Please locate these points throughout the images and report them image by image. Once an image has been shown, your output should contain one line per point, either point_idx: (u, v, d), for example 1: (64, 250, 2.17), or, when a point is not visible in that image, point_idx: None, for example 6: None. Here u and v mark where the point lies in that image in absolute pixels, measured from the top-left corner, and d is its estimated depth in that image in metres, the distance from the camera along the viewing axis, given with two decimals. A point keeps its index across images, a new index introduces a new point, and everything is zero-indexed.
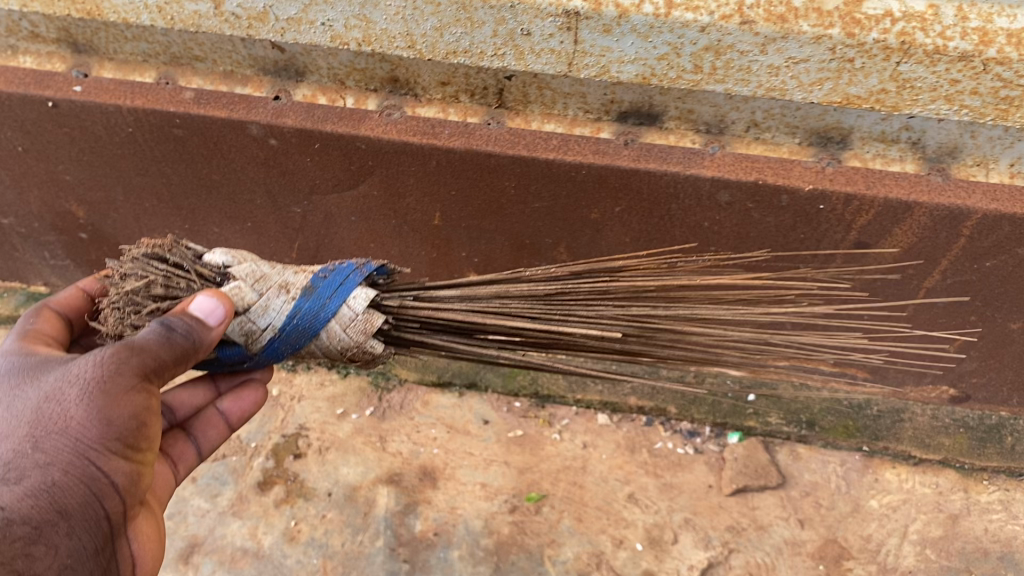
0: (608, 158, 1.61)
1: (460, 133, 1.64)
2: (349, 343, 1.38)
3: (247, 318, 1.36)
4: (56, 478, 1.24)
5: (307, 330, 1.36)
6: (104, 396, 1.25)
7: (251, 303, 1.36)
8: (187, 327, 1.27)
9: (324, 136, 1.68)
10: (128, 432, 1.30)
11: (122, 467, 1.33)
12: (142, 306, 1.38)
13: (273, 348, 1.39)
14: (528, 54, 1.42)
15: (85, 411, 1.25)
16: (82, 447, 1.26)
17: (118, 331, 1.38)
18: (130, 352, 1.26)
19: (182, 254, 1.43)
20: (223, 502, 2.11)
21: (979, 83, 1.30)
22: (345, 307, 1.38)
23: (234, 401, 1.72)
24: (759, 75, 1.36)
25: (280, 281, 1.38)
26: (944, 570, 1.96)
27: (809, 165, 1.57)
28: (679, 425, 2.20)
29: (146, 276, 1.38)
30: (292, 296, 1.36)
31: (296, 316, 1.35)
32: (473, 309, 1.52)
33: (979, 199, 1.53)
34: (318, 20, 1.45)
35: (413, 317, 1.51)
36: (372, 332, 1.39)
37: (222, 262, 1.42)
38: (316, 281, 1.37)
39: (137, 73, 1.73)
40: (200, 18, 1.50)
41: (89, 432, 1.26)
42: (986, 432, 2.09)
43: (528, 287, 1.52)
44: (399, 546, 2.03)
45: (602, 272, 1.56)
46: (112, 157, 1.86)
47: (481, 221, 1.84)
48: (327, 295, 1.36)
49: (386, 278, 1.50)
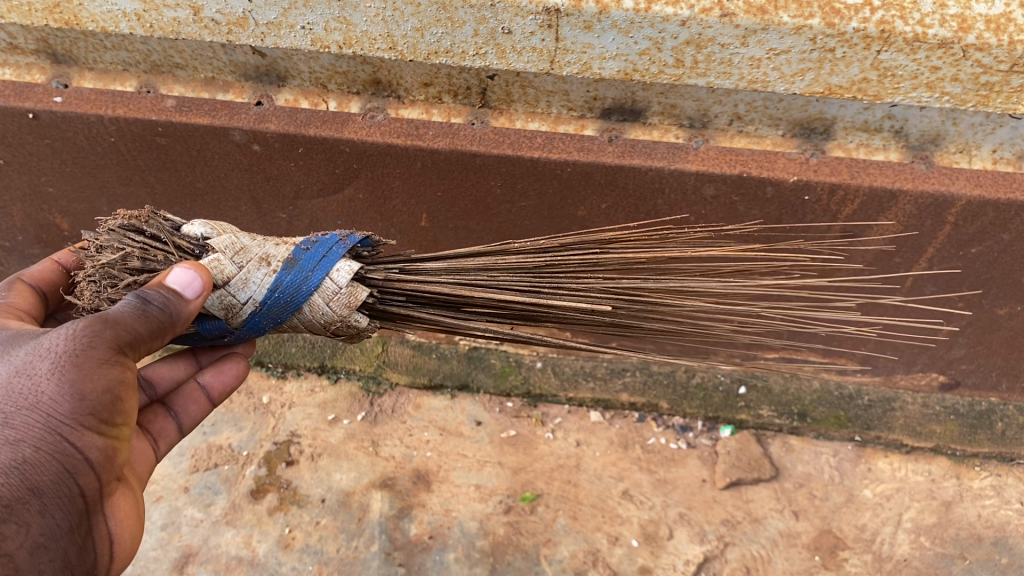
0: (592, 155, 1.61)
1: (444, 133, 1.64)
2: (333, 317, 1.40)
3: (226, 292, 1.36)
4: (27, 455, 1.22)
5: (289, 303, 1.36)
6: (76, 369, 1.24)
7: (231, 276, 1.36)
8: (163, 300, 1.27)
9: (308, 140, 1.68)
10: (102, 407, 1.29)
11: (96, 443, 1.30)
12: (118, 279, 1.37)
13: (255, 322, 1.39)
14: (509, 53, 1.42)
15: (56, 385, 1.24)
16: (54, 423, 1.24)
17: (95, 305, 1.37)
18: (104, 324, 1.25)
19: (159, 226, 1.42)
20: (216, 511, 2.09)
21: (959, 70, 1.31)
22: (327, 281, 1.38)
23: (216, 376, 1.72)
24: (740, 68, 1.37)
25: (260, 253, 1.37)
26: (939, 556, 1.97)
27: (793, 157, 1.58)
28: (671, 420, 2.20)
29: (123, 248, 1.37)
30: (273, 269, 1.35)
31: (277, 289, 1.35)
32: (460, 282, 1.51)
33: (963, 185, 1.54)
34: (298, 24, 1.45)
35: (399, 292, 1.51)
36: (355, 306, 1.41)
37: (201, 234, 1.42)
38: (298, 253, 1.37)
39: (117, 82, 1.72)
40: (179, 25, 1.49)
41: (61, 407, 1.24)
42: (976, 418, 2.09)
43: (518, 260, 1.52)
44: (395, 550, 2.02)
45: (593, 244, 1.56)
46: (95, 168, 1.85)
47: (469, 222, 1.84)
48: (309, 268, 1.36)
49: (370, 250, 1.50)
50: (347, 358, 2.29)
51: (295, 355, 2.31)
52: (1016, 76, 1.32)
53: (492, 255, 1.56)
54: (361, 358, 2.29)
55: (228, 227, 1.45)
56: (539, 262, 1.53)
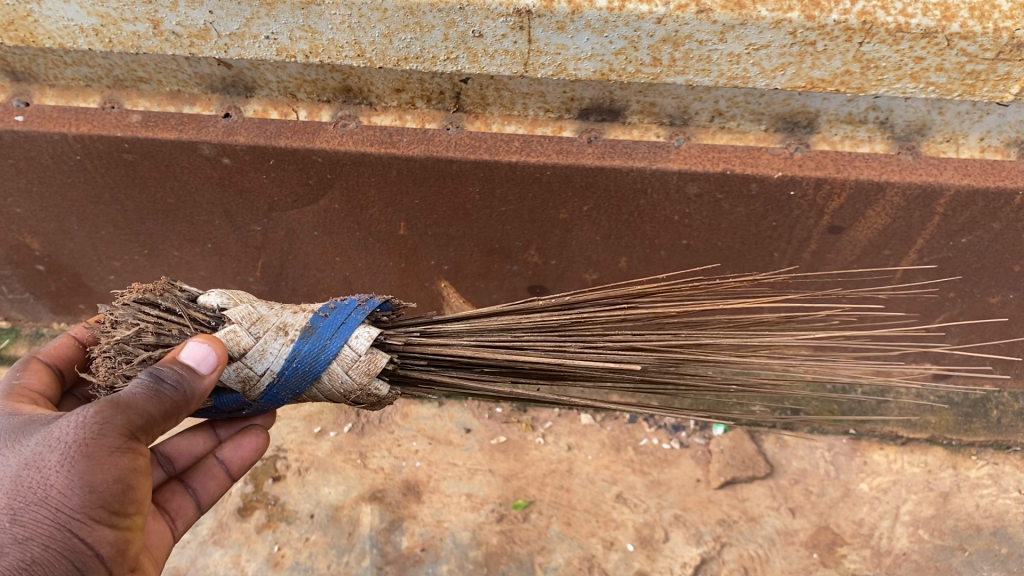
0: (572, 157, 1.56)
1: (419, 140, 1.59)
2: (352, 385, 1.36)
3: (243, 364, 1.32)
4: (35, 555, 1.16)
5: (308, 373, 1.33)
6: (86, 461, 1.20)
7: (248, 347, 1.32)
8: (177, 376, 1.23)
9: (279, 151, 1.62)
10: (112, 497, 1.23)
11: (107, 537, 1.24)
12: (133, 356, 1.33)
13: (273, 394, 1.35)
14: (482, 57, 1.38)
15: (65, 477, 1.19)
16: (63, 518, 1.19)
17: (110, 381, 1.34)
18: (116, 409, 1.22)
19: (175, 298, 1.37)
20: (203, 531, 2.05)
21: (944, 59, 1.27)
22: (346, 348, 1.34)
23: (234, 450, 1.67)
24: (719, 64, 1.33)
25: (278, 322, 1.33)
26: (938, 549, 1.94)
27: (777, 152, 1.54)
28: (663, 420, 2.17)
29: (137, 324, 1.33)
30: (290, 339, 1.32)
31: (295, 359, 1.31)
32: (483, 343, 1.48)
33: (951, 174, 1.50)
34: (262, 33, 1.40)
35: (420, 356, 1.47)
36: (374, 373, 1.36)
37: (217, 304, 1.37)
38: (315, 321, 1.33)
39: (80, 98, 1.67)
40: (139, 39, 1.44)
41: (70, 501, 1.19)
42: (971, 407, 2.07)
43: (541, 320, 1.50)
44: (386, 564, 1.98)
45: (620, 299, 1.54)
46: (61, 187, 1.80)
47: (448, 228, 1.78)
48: (327, 335, 1.33)
49: (392, 314, 1.48)
50: None
51: None
52: (1003, 64, 1.28)
53: (516, 313, 1.54)
54: None
55: (244, 298, 1.40)
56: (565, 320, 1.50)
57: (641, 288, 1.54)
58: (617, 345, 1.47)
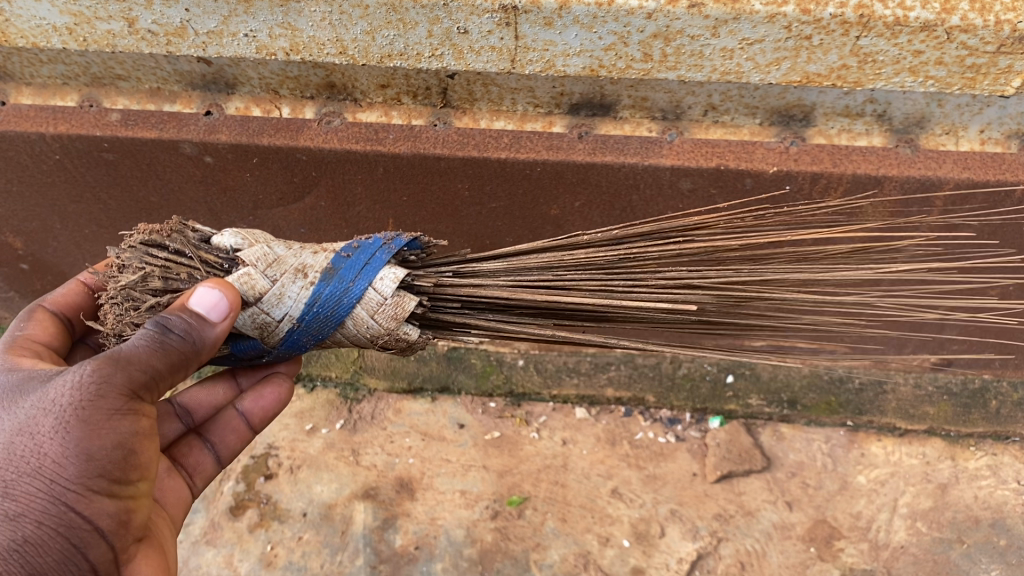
0: (562, 154, 1.52)
1: (405, 137, 1.55)
2: (378, 331, 1.29)
3: (259, 309, 1.26)
4: (28, 533, 1.12)
5: (330, 318, 1.26)
6: (82, 425, 1.14)
7: (265, 291, 1.25)
8: (184, 326, 1.18)
9: (262, 150, 1.58)
10: (113, 465, 1.18)
11: (107, 509, 1.19)
12: (140, 302, 1.27)
13: (293, 340, 1.29)
14: (467, 53, 1.34)
15: (60, 446, 1.14)
16: (58, 491, 1.14)
17: (119, 329, 1.28)
18: (116, 365, 1.17)
19: (183, 240, 1.30)
20: (195, 531, 2.03)
21: (943, 53, 1.24)
22: (370, 291, 1.27)
23: (256, 399, 1.62)
24: (712, 59, 1.29)
25: (296, 265, 1.26)
26: (937, 541, 1.92)
27: (772, 146, 1.50)
28: (659, 413, 2.15)
29: (142, 268, 1.26)
30: (310, 281, 1.25)
31: (316, 303, 1.24)
32: (518, 284, 1.41)
33: (951, 168, 1.47)
34: (240, 31, 1.36)
35: (453, 297, 1.41)
36: (402, 318, 1.30)
37: (231, 245, 1.30)
38: (337, 262, 1.26)
39: (57, 96, 1.62)
40: (114, 37, 1.39)
41: (65, 472, 1.14)
42: (970, 397, 2.05)
43: (586, 257, 1.41)
44: (380, 563, 1.97)
45: (673, 233, 1.44)
46: (41, 186, 1.76)
47: (437, 225, 1.74)
48: (350, 278, 1.26)
49: (420, 254, 1.40)
50: (323, 365, 2.24)
51: None
52: (1003, 58, 1.24)
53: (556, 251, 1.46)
54: (336, 364, 2.23)
55: (259, 237, 1.33)
56: (609, 258, 1.42)
57: (697, 221, 1.43)
58: (667, 284, 1.39)
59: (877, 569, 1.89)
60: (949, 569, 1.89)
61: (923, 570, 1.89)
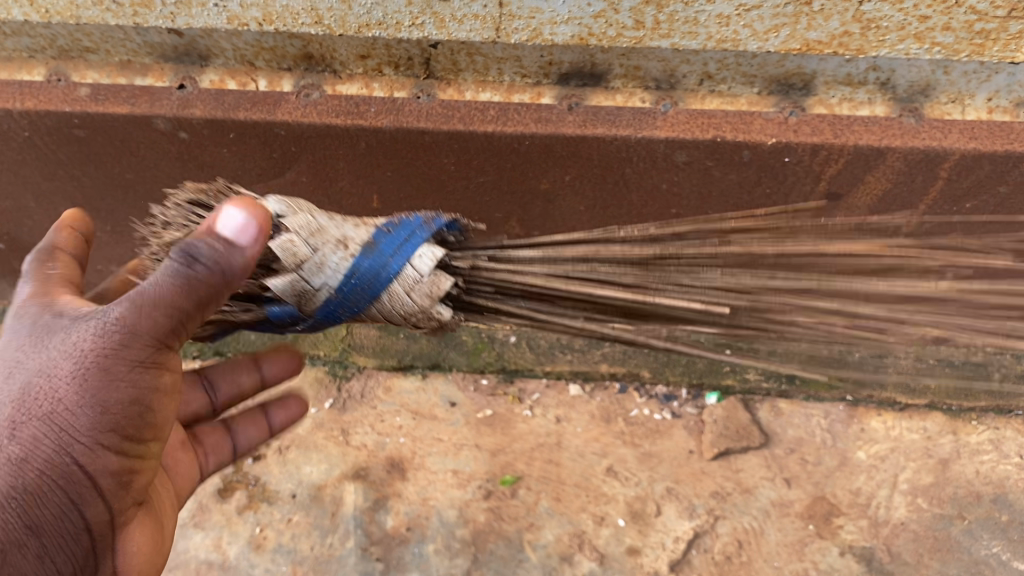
0: (551, 126, 1.45)
1: (388, 110, 1.48)
2: (413, 309, 1.20)
3: (298, 278, 1.17)
4: (27, 483, 1.04)
5: (366, 292, 1.17)
6: (99, 372, 1.05)
7: (304, 259, 1.16)
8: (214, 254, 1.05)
9: (238, 124, 1.51)
10: (126, 420, 1.09)
11: (111, 466, 1.10)
12: None
13: (329, 314, 1.20)
14: (449, 22, 1.27)
15: (75, 393, 1.05)
16: (66, 440, 1.05)
17: None
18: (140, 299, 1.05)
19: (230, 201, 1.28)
20: (183, 514, 1.99)
21: (952, 17, 1.17)
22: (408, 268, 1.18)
23: (282, 409, 1.73)
24: (707, 26, 1.23)
25: (338, 235, 1.18)
26: (937, 518, 1.89)
27: (770, 117, 1.44)
28: (654, 390, 2.11)
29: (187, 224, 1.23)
30: (350, 253, 1.17)
31: (353, 276, 1.16)
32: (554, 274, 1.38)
33: (957, 138, 1.40)
34: (210, 2, 1.29)
35: (486, 284, 1.37)
36: (437, 296, 1.21)
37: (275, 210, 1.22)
38: (377, 236, 1.18)
39: (24, 70, 1.55)
40: (77, 9, 1.34)
41: (77, 421, 1.05)
42: (973, 370, 1.99)
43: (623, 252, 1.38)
44: (371, 545, 1.93)
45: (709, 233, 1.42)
46: (13, 163, 1.69)
47: (423, 200, 1.67)
48: (389, 252, 1.17)
49: (459, 235, 1.33)
50: (311, 343, 2.18)
51: (255, 344, 2.18)
52: (1014, 22, 1.17)
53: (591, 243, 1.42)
54: (325, 342, 2.18)
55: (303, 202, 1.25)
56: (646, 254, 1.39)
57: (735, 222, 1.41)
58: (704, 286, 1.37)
59: (876, 546, 1.86)
60: (949, 545, 1.86)
61: (923, 547, 1.86)
